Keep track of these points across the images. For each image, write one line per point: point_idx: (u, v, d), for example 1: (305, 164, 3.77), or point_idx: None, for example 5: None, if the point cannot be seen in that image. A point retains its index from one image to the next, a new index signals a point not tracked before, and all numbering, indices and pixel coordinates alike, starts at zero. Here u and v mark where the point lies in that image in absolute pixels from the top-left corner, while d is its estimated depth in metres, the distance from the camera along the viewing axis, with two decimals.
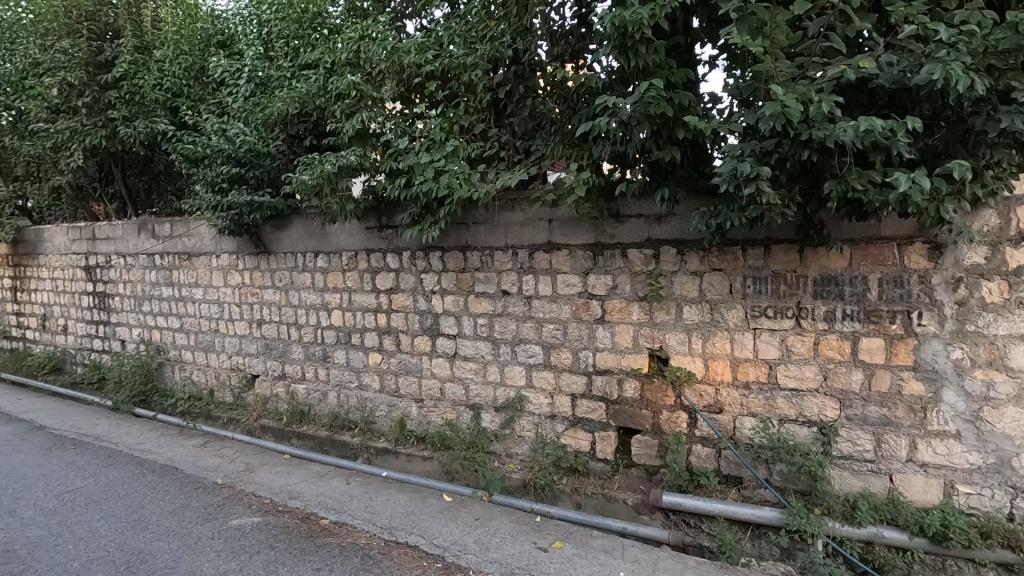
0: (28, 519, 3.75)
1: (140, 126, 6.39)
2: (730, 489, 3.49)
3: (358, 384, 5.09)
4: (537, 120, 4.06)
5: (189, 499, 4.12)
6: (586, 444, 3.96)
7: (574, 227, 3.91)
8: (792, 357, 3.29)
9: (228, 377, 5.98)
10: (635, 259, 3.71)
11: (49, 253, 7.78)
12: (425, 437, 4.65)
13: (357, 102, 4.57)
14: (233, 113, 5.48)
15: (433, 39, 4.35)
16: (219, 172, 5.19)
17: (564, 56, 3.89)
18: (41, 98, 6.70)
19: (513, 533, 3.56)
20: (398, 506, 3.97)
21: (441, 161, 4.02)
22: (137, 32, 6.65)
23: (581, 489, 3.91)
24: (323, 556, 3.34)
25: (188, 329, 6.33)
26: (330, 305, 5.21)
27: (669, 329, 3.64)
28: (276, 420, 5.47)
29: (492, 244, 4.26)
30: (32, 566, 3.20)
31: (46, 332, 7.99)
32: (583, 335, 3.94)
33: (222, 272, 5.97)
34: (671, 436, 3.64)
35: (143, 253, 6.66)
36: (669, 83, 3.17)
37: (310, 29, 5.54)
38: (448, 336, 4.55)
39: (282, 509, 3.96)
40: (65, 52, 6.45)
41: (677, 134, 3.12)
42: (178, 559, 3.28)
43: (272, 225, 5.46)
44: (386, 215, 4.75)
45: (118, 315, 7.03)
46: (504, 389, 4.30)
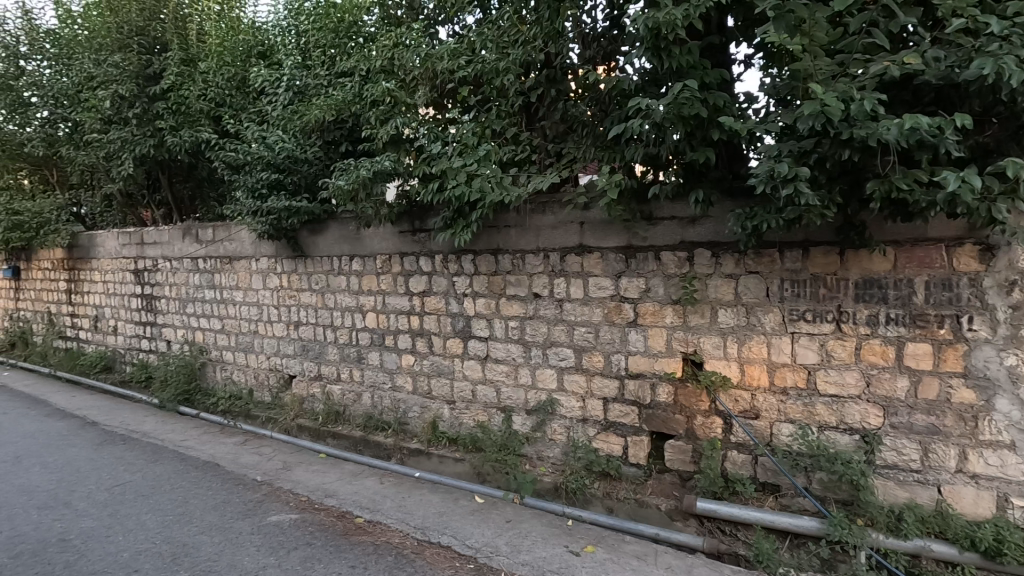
0: (81, 511, 3.93)
1: (185, 135, 6.64)
2: (767, 497, 3.40)
3: (391, 386, 5.17)
4: (569, 122, 4.07)
5: (230, 495, 4.25)
6: (618, 448, 3.92)
7: (606, 230, 3.90)
8: (833, 363, 3.20)
9: (267, 377, 6.15)
10: (668, 262, 3.66)
11: (101, 257, 8.16)
12: (457, 439, 4.69)
13: (391, 108, 4.67)
14: (273, 121, 5.65)
15: (466, 45, 4.44)
16: (259, 178, 5.34)
17: (597, 59, 3.87)
18: (95, 110, 7.04)
19: (544, 537, 3.55)
20: (430, 506, 4.02)
21: (473, 166, 4.07)
22: (184, 46, 6.96)
23: (613, 494, 3.88)
24: (357, 554, 3.40)
25: (229, 330, 6.54)
26: (365, 307, 5.31)
27: (703, 333, 3.59)
28: (312, 420, 5.61)
29: (524, 247, 4.27)
30: (85, 555, 3.36)
31: (98, 333, 8.37)
32: (615, 338, 3.92)
33: (261, 275, 6.15)
34: (706, 442, 3.58)
35: (188, 257, 6.92)
36: (704, 84, 3.13)
37: (346, 38, 5.69)
38: (480, 339, 4.59)
39: (319, 507, 4.05)
40: (117, 66, 6.76)
41: (712, 135, 3.08)
42: (220, 552, 3.39)
43: (309, 230, 5.60)
44: (419, 219, 4.81)
45: (164, 316, 7.31)
46: (536, 392, 4.30)
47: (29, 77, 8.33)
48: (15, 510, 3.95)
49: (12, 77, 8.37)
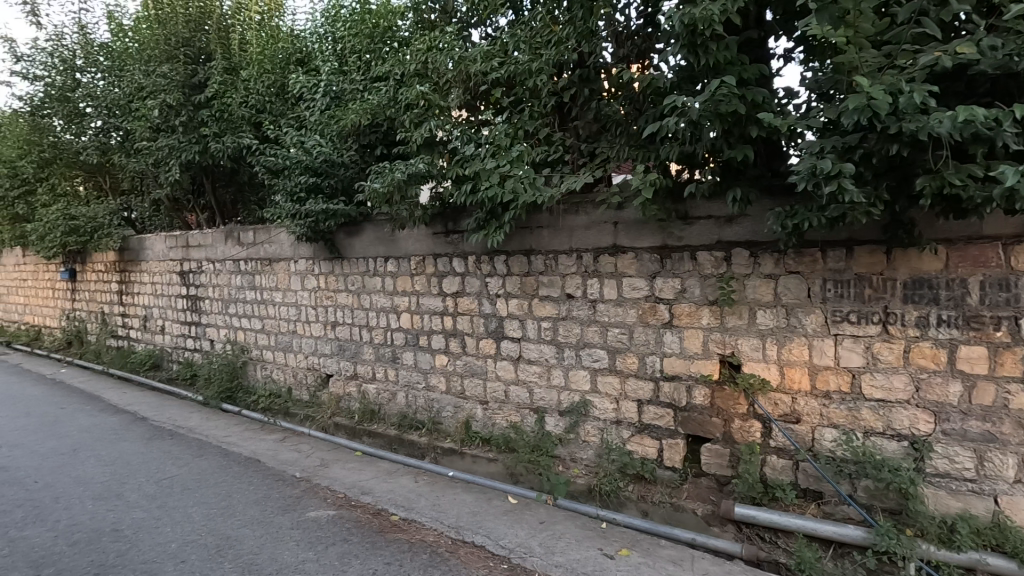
0: (132, 503, 4.11)
1: (228, 141, 6.88)
2: (809, 504, 3.30)
3: (425, 385, 5.23)
4: (602, 122, 4.04)
5: (270, 491, 4.38)
6: (653, 451, 3.87)
7: (640, 230, 3.85)
8: (879, 366, 3.08)
9: (305, 376, 6.31)
10: (705, 262, 3.60)
11: (150, 260, 8.51)
12: (490, 439, 4.71)
13: (425, 111, 4.73)
14: (311, 126, 5.80)
15: (498, 47, 4.46)
16: (298, 182, 5.47)
17: (630, 57, 3.83)
18: (145, 119, 7.37)
19: (578, 539, 3.53)
20: (463, 506, 4.05)
21: (506, 167, 4.08)
22: (227, 55, 7.21)
23: (647, 497, 3.82)
24: (392, 551, 3.45)
25: (269, 330, 6.73)
26: (399, 308, 5.39)
27: (741, 334, 3.50)
28: (349, 419, 5.72)
29: (556, 247, 4.26)
30: (137, 545, 3.50)
31: (146, 332, 8.73)
32: (650, 340, 3.87)
33: (300, 276, 6.32)
34: (744, 445, 3.50)
35: (230, 259, 7.15)
36: (742, 80, 3.06)
37: (381, 43, 5.80)
38: (513, 340, 4.60)
39: (355, 504, 4.13)
40: (165, 76, 7.06)
41: (750, 133, 3.01)
42: (262, 546, 3.49)
43: (345, 232, 5.72)
44: (452, 220, 4.86)
45: (208, 317, 7.57)
46: (569, 393, 4.28)
47: (84, 89, 8.78)
48: (72, 500, 4.15)
49: (69, 89, 8.84)
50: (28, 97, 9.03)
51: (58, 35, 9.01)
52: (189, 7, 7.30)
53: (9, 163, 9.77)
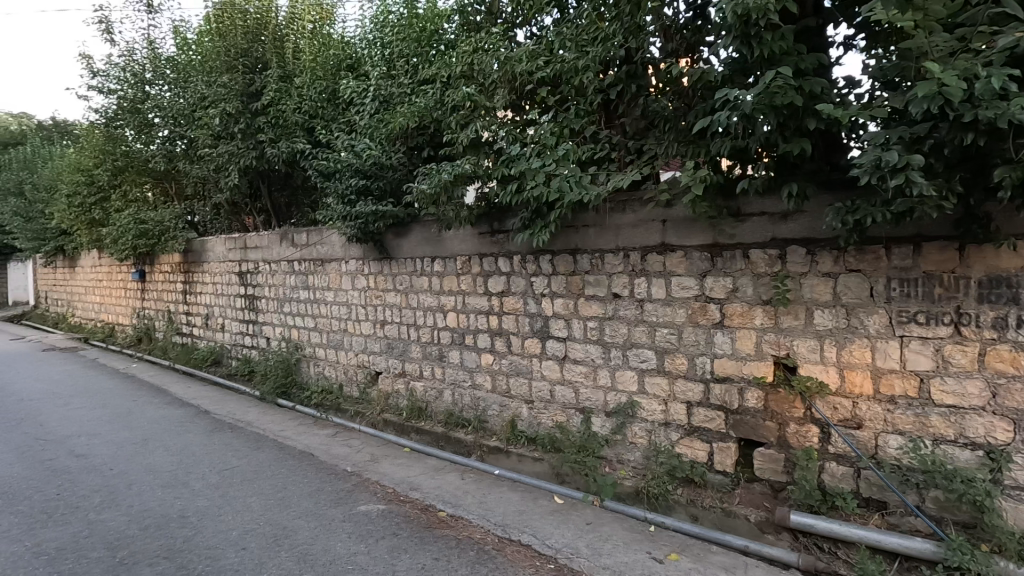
0: (197, 491, 4.34)
1: (283, 146, 7.17)
2: (872, 514, 3.14)
3: (471, 384, 5.28)
4: (649, 118, 3.95)
5: (324, 484, 4.53)
6: (703, 454, 3.78)
7: (689, 228, 3.76)
8: (950, 370, 2.91)
9: (355, 373, 6.49)
10: (758, 260, 3.48)
11: (211, 261, 8.95)
12: (535, 438, 4.71)
13: (471, 113, 4.78)
14: (361, 130, 5.98)
15: (544, 46, 4.46)
16: (348, 185, 5.63)
17: (679, 51, 3.72)
18: (207, 127, 7.78)
19: (625, 541, 3.49)
20: (510, 504, 4.07)
21: (552, 166, 4.07)
22: (282, 64, 7.49)
23: (697, 501, 3.73)
24: (441, 547, 3.50)
25: (321, 328, 6.95)
26: (446, 307, 5.47)
27: (798, 335, 3.37)
28: (397, 415, 5.84)
29: (603, 246, 4.22)
30: (201, 531, 3.69)
31: (208, 329, 9.19)
32: (700, 340, 3.77)
33: (350, 276, 6.50)
34: (800, 451, 3.36)
35: (285, 260, 7.44)
36: (798, 70, 2.94)
37: (427, 46, 5.89)
38: (558, 339, 4.58)
39: (404, 499, 4.22)
40: (225, 86, 7.42)
41: (807, 125, 2.88)
42: (316, 537, 3.61)
43: (393, 233, 5.85)
44: (497, 221, 4.89)
45: (265, 315, 7.90)
46: (616, 394, 4.23)
47: (152, 100, 9.34)
48: (143, 487, 4.42)
49: (139, 101, 9.42)
50: (103, 109, 9.68)
51: (129, 51, 9.60)
52: (246, 19, 7.63)
53: (87, 171, 10.49)
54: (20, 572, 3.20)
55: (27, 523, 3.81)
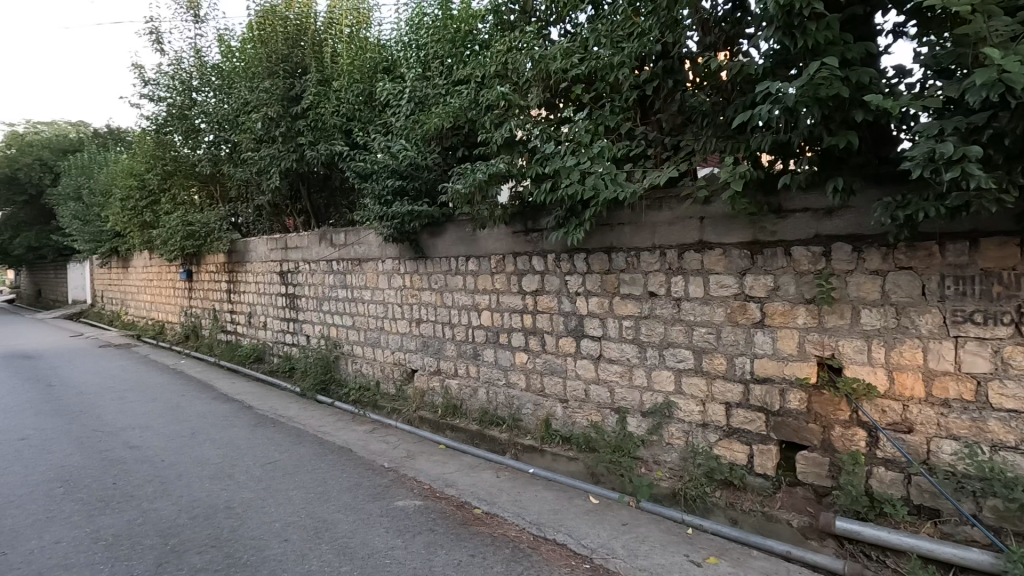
0: (242, 484, 4.50)
1: (322, 149, 7.36)
2: (923, 522, 3.01)
3: (505, 382, 5.30)
4: (686, 114, 3.88)
5: (362, 479, 4.63)
6: (742, 457, 3.69)
7: (728, 225, 3.68)
8: (1010, 372, 2.76)
9: (392, 371, 6.60)
10: (801, 258, 3.37)
11: (253, 261, 9.25)
12: (570, 438, 4.69)
13: (505, 112, 4.79)
14: (397, 131, 6.07)
15: (578, 43, 4.42)
16: (385, 186, 5.73)
17: (718, 44, 3.63)
18: (250, 131, 8.05)
19: (662, 543, 3.44)
20: (545, 503, 4.07)
21: (587, 164, 4.04)
22: (320, 68, 7.67)
23: (736, 504, 3.65)
24: (476, 544, 3.52)
25: (359, 326, 7.10)
26: (480, 306, 5.50)
27: (843, 335, 3.25)
28: (432, 412, 5.92)
29: (638, 244, 4.17)
30: (246, 522, 3.82)
31: (251, 327, 9.50)
32: (740, 340, 3.69)
33: (387, 275, 6.62)
34: (846, 455, 3.24)
35: (324, 260, 7.62)
36: (844, 61, 2.84)
37: (461, 47, 5.91)
38: (593, 338, 4.55)
39: (440, 495, 4.27)
40: (267, 91, 7.66)
41: (854, 117, 2.78)
42: (355, 531, 3.68)
43: (428, 233, 5.92)
44: (532, 219, 4.89)
45: (305, 313, 8.11)
46: (652, 394, 4.18)
47: (199, 107, 9.71)
48: (192, 478, 4.61)
49: (187, 108, 9.82)
50: (154, 116, 10.13)
51: (177, 59, 10.01)
52: (287, 25, 7.84)
53: (139, 176, 11.00)
54: (80, 556, 3.38)
55: (86, 510, 4.02)
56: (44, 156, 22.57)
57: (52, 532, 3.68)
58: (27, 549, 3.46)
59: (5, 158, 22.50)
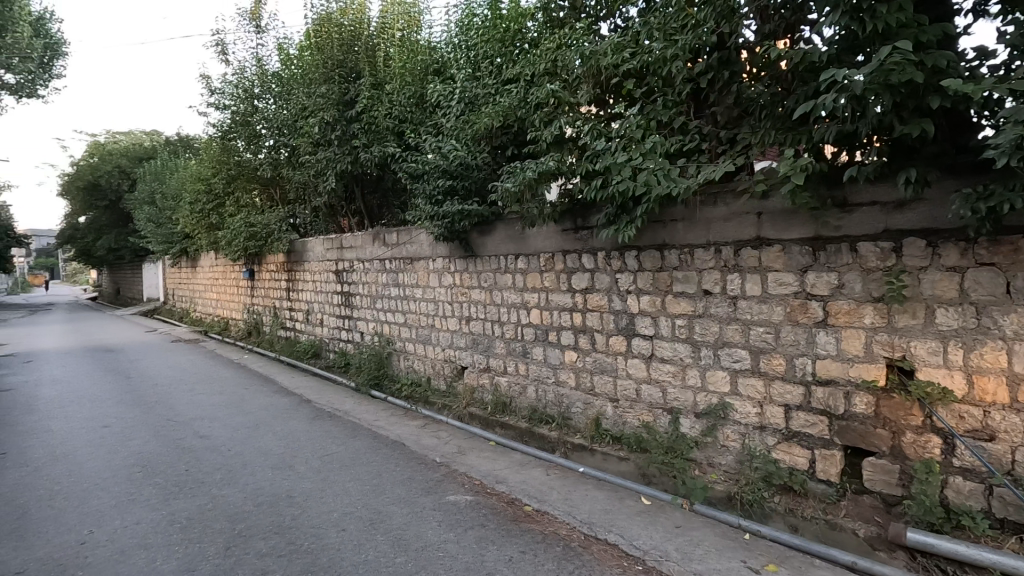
0: (302, 474, 4.69)
1: (376, 150, 7.58)
2: (1007, 537, 2.80)
3: (555, 380, 5.30)
4: (743, 106, 3.75)
5: (415, 472, 4.74)
6: (804, 462, 3.54)
7: (788, 220, 3.54)
8: None
9: (442, 367, 6.72)
10: (868, 254, 3.20)
11: (311, 261, 9.61)
12: (621, 438, 4.64)
13: (555, 109, 4.78)
14: (448, 131, 6.16)
15: (630, 36, 4.32)
16: (436, 186, 5.83)
17: (777, 33, 3.48)
18: (308, 135, 8.38)
19: (718, 548, 3.35)
20: (596, 503, 4.04)
21: (638, 160, 3.97)
22: (373, 72, 7.87)
23: (797, 511, 3.50)
24: (527, 541, 3.54)
25: (410, 323, 7.26)
26: (529, 304, 5.52)
27: (915, 336, 3.06)
28: (482, 409, 5.99)
29: (692, 241, 4.07)
30: (306, 511, 3.99)
31: (309, 324, 9.89)
32: (800, 340, 3.54)
33: (437, 274, 6.73)
34: (918, 463, 3.06)
35: (377, 259, 7.84)
36: (918, 44, 2.67)
37: (511, 46, 5.91)
38: (644, 337, 4.48)
39: (491, 491, 4.31)
40: (324, 96, 7.94)
41: (929, 104, 2.63)
42: (409, 523, 3.78)
43: (478, 232, 5.99)
44: (581, 217, 4.87)
45: (359, 311, 8.37)
46: (706, 395, 4.07)
47: (260, 114, 10.19)
48: (257, 467, 4.85)
49: (249, 114, 10.32)
50: (220, 123, 10.70)
51: (241, 69, 10.53)
52: (342, 32, 8.09)
53: (206, 180, 11.63)
54: (158, 536, 3.62)
55: (163, 494, 4.29)
56: (122, 164, 24.18)
57: (133, 513, 3.96)
58: (112, 528, 3.73)
59: (89, 166, 24.27)
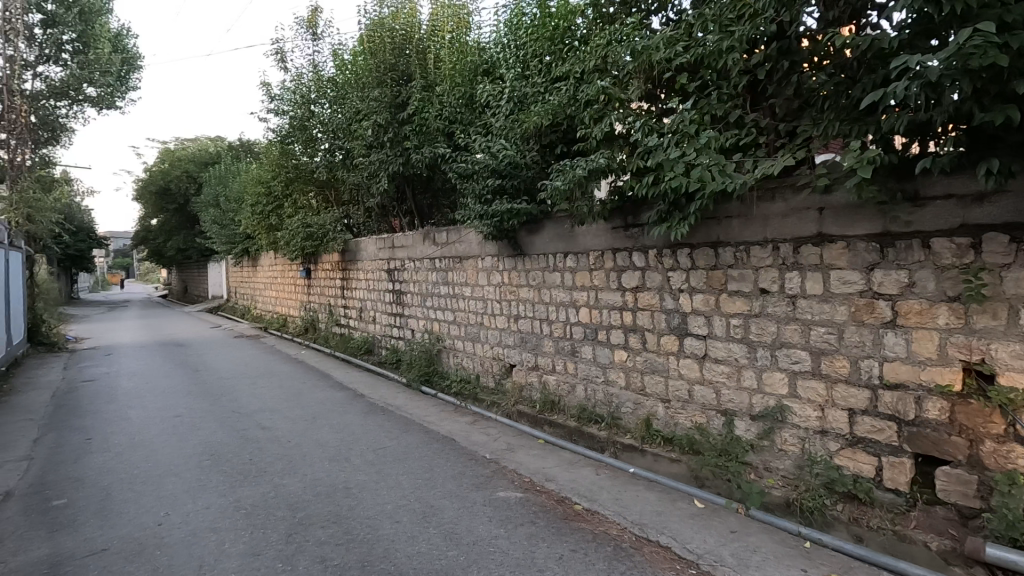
0: (357, 466, 4.86)
1: (427, 151, 7.73)
2: None
3: (604, 380, 5.26)
4: (804, 97, 3.61)
5: (465, 468, 4.81)
6: (869, 469, 3.37)
7: (853, 216, 3.37)
8: None
9: (491, 365, 6.79)
10: (943, 251, 3.01)
11: (364, 260, 9.90)
12: (672, 439, 4.56)
13: (605, 106, 4.70)
14: (497, 131, 6.21)
15: (682, 29, 4.22)
16: (485, 185, 5.89)
17: (842, 19, 3.31)
18: (361, 138, 8.65)
19: (776, 555, 3.24)
20: (646, 504, 3.98)
21: (692, 156, 3.87)
22: (424, 75, 8.03)
23: (862, 520, 3.34)
24: (577, 539, 3.53)
25: (459, 321, 7.36)
26: (579, 302, 5.49)
27: (997, 338, 2.86)
28: (531, 407, 6.01)
29: (748, 238, 3.95)
30: (362, 502, 4.13)
31: (362, 321, 10.19)
32: (866, 341, 3.37)
33: (486, 272, 6.79)
34: (1000, 474, 2.85)
35: (427, 258, 7.99)
36: (1002, 25, 2.50)
37: (560, 43, 5.87)
38: (698, 337, 4.38)
39: (540, 489, 4.33)
40: (377, 99, 8.17)
41: (1014, 89, 2.45)
42: (460, 518, 3.84)
43: (527, 230, 6.03)
44: (632, 215, 4.82)
45: (410, 309, 8.56)
46: (762, 397, 3.95)
47: (316, 118, 10.56)
48: (315, 459, 5.05)
49: (306, 119, 10.70)
50: (279, 128, 11.18)
51: (298, 75, 10.95)
52: (394, 36, 8.29)
53: (266, 183, 12.19)
54: (226, 521, 3.83)
55: (230, 481, 4.55)
56: (189, 169, 25.57)
57: (204, 498, 4.21)
58: (185, 512, 3.98)
59: (160, 170, 25.80)
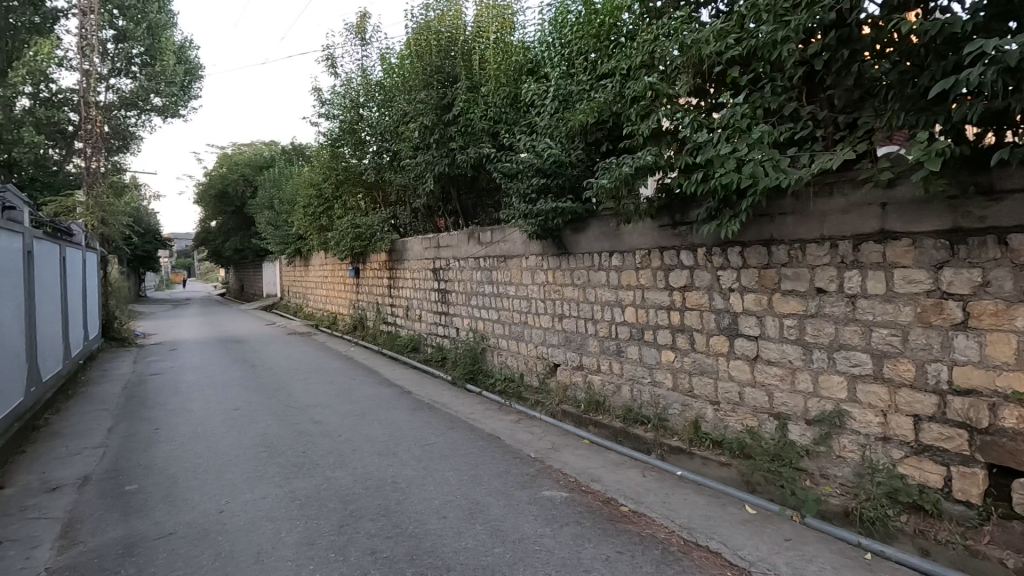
0: (405, 461, 4.97)
1: (472, 151, 7.83)
2: None
3: (651, 381, 5.17)
4: (865, 88, 3.46)
5: (509, 466, 4.84)
6: (937, 480, 3.19)
7: (919, 211, 3.19)
8: None
9: (535, 364, 6.79)
10: (1021, 247, 2.81)
11: (410, 260, 10.09)
12: (722, 442, 4.44)
13: (652, 102, 4.61)
14: (542, 130, 6.21)
15: (733, 21, 4.08)
16: (530, 184, 5.90)
17: (908, 4, 3.14)
18: (408, 140, 8.84)
19: (835, 566, 3.10)
20: (695, 508, 3.90)
21: (744, 151, 3.76)
22: (469, 76, 8.13)
23: (930, 533, 3.16)
24: (624, 541, 3.50)
25: (504, 320, 7.40)
26: (624, 302, 5.43)
27: None
28: (575, 407, 5.99)
29: (803, 235, 3.80)
30: (410, 496, 4.22)
31: (408, 319, 10.39)
32: (934, 344, 3.19)
33: (531, 271, 6.80)
34: None
35: (472, 257, 8.07)
36: None
37: (605, 39, 5.81)
38: (749, 337, 4.25)
39: (586, 490, 4.31)
40: (423, 102, 8.33)
41: None
42: (506, 515, 3.87)
43: (572, 229, 6.01)
44: (680, 212, 4.72)
45: (455, 307, 8.67)
46: (819, 401, 3.79)
47: (365, 121, 10.84)
48: (364, 453, 5.19)
49: (355, 122, 10.99)
50: (329, 132, 11.55)
51: (347, 80, 11.26)
52: (440, 38, 8.41)
53: (318, 185, 12.62)
54: (281, 511, 3.99)
55: (284, 473, 4.73)
56: (246, 173, 26.72)
57: (260, 488, 4.39)
58: (244, 501, 4.17)
59: (219, 175, 27.07)
